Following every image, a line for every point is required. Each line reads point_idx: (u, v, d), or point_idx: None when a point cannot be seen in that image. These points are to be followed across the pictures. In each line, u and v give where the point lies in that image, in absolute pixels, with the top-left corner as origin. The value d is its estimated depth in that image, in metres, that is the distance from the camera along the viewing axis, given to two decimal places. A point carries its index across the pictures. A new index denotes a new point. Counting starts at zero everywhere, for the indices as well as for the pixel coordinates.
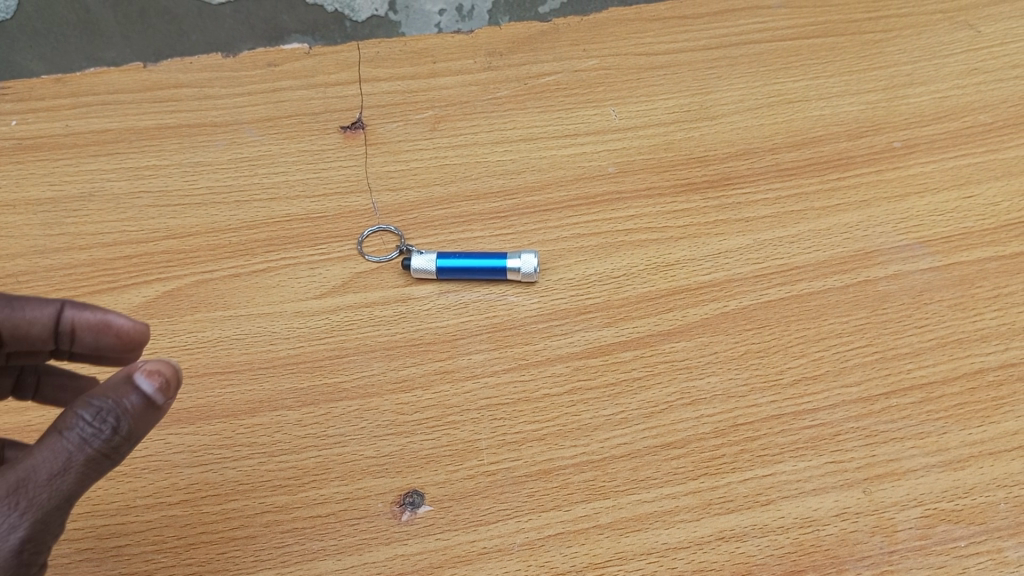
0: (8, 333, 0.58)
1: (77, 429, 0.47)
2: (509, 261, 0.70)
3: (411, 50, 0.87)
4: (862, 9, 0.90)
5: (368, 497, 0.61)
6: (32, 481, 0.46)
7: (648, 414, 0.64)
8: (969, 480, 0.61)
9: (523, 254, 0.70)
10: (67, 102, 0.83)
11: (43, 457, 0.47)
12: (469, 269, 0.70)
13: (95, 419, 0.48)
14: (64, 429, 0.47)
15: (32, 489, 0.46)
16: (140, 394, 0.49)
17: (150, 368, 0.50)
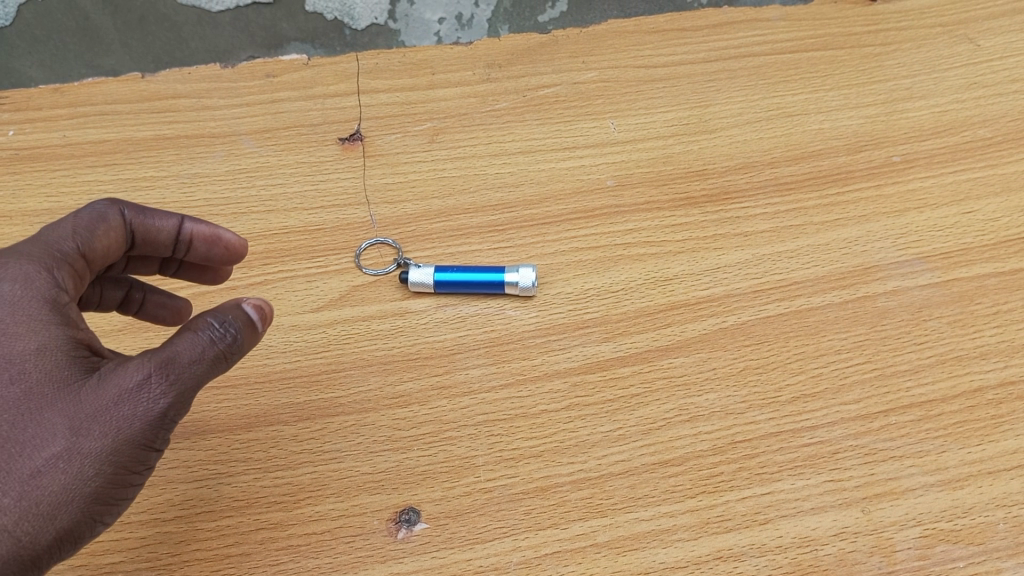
0: (138, 238, 0.61)
1: (211, 329, 0.51)
2: (507, 275, 0.70)
3: (410, 61, 0.87)
4: (861, 22, 0.90)
5: (364, 515, 0.60)
6: (178, 361, 0.49)
7: (645, 431, 0.64)
8: (968, 499, 0.61)
9: (521, 267, 0.70)
10: (65, 112, 0.83)
11: (182, 345, 0.50)
12: (467, 282, 0.70)
13: (220, 326, 0.52)
14: (197, 328, 0.51)
15: (177, 370, 0.49)
16: (250, 314, 0.54)
17: (253, 304, 0.55)
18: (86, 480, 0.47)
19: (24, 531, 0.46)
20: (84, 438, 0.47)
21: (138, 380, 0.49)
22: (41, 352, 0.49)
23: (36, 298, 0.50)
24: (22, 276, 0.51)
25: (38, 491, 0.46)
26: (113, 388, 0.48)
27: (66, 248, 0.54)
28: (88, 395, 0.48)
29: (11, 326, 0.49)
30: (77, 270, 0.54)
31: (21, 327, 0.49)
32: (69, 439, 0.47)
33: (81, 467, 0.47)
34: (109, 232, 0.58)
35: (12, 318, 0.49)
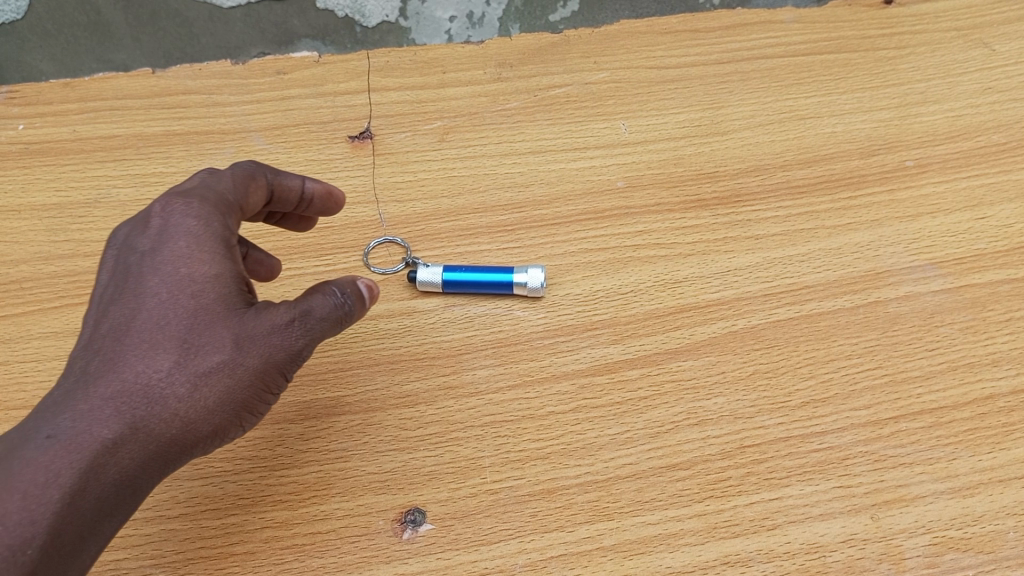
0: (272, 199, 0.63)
1: (339, 290, 0.56)
2: (516, 275, 0.69)
3: (421, 60, 0.87)
4: (875, 26, 0.89)
5: (369, 514, 0.60)
6: (321, 312, 0.55)
7: (653, 434, 0.63)
8: (979, 508, 0.60)
9: (530, 268, 0.70)
10: (76, 107, 0.83)
11: (315, 300, 0.55)
12: (473, 282, 0.70)
13: (343, 291, 0.56)
14: (329, 288, 0.56)
15: (314, 319, 0.54)
16: (361, 289, 0.58)
17: (366, 280, 0.59)
18: (238, 392, 0.52)
19: (187, 421, 0.50)
20: (244, 356, 0.52)
21: (286, 320, 0.53)
22: (218, 277, 0.53)
23: (213, 231, 0.54)
24: (204, 209, 0.55)
25: (202, 393, 0.50)
26: (267, 322, 0.53)
27: (229, 198, 0.58)
28: (248, 321, 0.53)
29: (193, 250, 0.53)
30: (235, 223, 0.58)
31: (204, 251, 0.54)
32: (232, 353, 0.51)
33: (238, 379, 0.52)
34: (249, 192, 0.60)
35: (197, 242, 0.54)
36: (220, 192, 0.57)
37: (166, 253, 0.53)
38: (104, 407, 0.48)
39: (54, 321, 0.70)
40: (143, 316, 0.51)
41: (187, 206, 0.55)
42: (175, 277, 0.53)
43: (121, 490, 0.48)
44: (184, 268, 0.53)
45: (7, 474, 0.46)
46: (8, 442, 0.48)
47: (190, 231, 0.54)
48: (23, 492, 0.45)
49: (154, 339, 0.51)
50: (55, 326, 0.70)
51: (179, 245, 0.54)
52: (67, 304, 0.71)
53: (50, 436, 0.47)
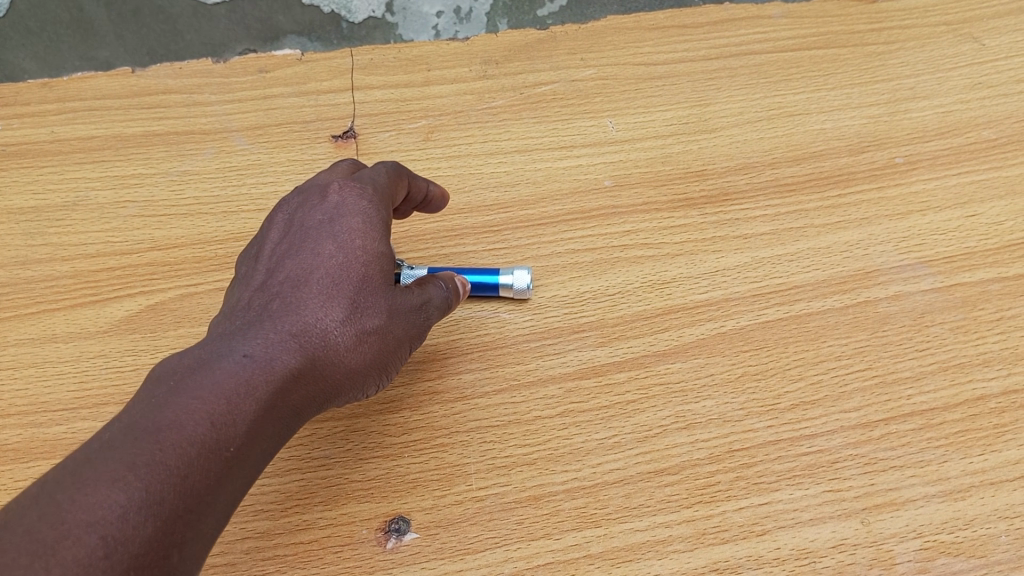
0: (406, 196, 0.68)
1: (450, 284, 0.63)
2: (502, 277, 0.68)
3: (406, 57, 0.84)
4: (864, 20, 0.88)
5: (353, 524, 0.59)
6: (445, 301, 0.62)
7: (641, 438, 0.62)
8: (970, 511, 0.60)
9: (516, 269, 0.69)
10: (53, 108, 0.81)
11: (435, 289, 0.62)
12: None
13: (449, 285, 0.63)
14: (445, 283, 0.63)
15: (436, 305, 0.62)
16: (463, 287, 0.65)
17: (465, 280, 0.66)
18: (382, 354, 0.58)
19: (344, 370, 0.56)
20: (391, 323, 0.59)
21: (419, 302, 0.61)
22: (381, 255, 0.60)
23: (381, 214, 0.61)
24: (376, 196, 0.62)
25: (359, 347, 0.57)
26: (408, 300, 0.60)
27: (387, 183, 0.63)
28: (395, 295, 0.60)
29: (365, 227, 0.60)
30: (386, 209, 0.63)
31: (373, 229, 0.60)
32: (383, 320, 0.58)
33: (384, 343, 0.58)
34: (395, 189, 0.65)
35: (369, 221, 0.60)
36: (386, 180, 0.64)
37: (343, 224, 0.60)
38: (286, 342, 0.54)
39: (31, 328, 0.69)
40: (321, 274, 0.58)
41: (360, 190, 0.62)
42: (348, 245, 0.59)
43: (292, 417, 0.54)
44: (356, 238, 0.59)
45: (211, 380, 0.50)
46: (195, 357, 0.52)
47: (364, 210, 0.61)
48: (227, 398, 0.49)
49: (329, 295, 0.57)
50: (33, 332, 0.69)
51: (355, 220, 0.60)
52: (44, 309, 0.70)
53: (245, 357, 0.52)
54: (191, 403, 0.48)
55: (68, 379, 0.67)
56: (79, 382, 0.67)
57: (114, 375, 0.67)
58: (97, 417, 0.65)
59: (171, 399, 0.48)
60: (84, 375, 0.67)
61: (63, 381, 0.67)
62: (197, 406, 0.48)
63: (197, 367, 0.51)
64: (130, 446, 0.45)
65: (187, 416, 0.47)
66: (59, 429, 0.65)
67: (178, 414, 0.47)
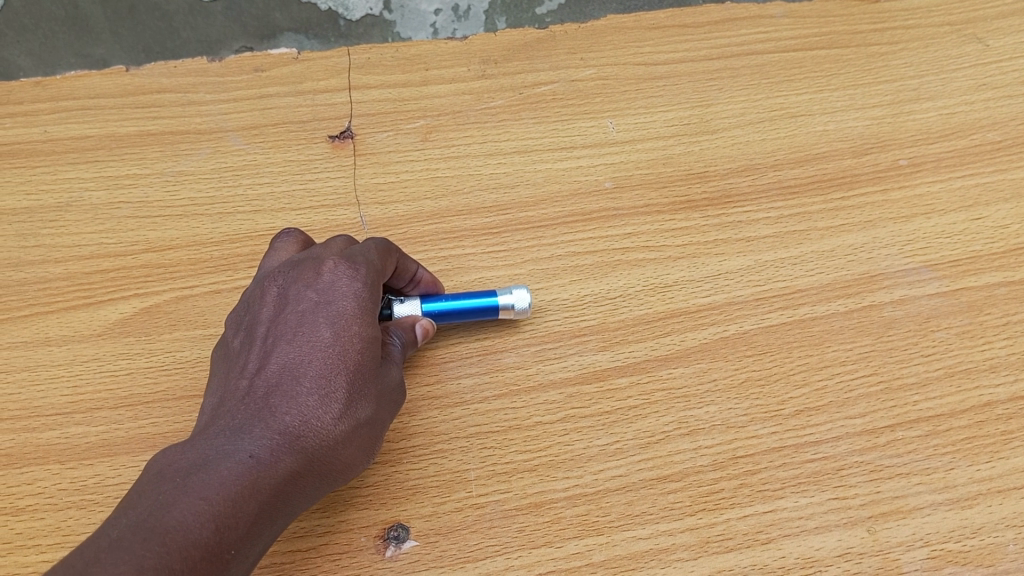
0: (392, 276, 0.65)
1: (409, 339, 0.62)
2: (501, 298, 0.65)
3: (403, 57, 0.83)
4: (868, 19, 0.87)
5: (351, 531, 0.58)
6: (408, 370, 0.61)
7: (644, 445, 0.61)
8: (977, 519, 0.59)
9: (514, 289, 0.65)
10: (46, 106, 0.80)
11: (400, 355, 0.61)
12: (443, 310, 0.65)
13: (403, 342, 0.61)
14: (405, 341, 0.61)
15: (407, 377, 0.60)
16: (417, 337, 0.63)
17: (427, 322, 0.63)
18: (375, 441, 0.57)
19: (341, 463, 0.55)
20: (382, 410, 0.57)
21: (398, 378, 0.59)
22: (375, 338, 0.58)
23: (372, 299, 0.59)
24: (367, 277, 0.60)
25: (357, 440, 0.55)
26: (393, 379, 0.58)
27: (374, 256, 0.61)
28: (386, 377, 0.58)
29: (360, 310, 0.58)
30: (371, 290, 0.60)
31: (365, 313, 0.58)
32: (377, 410, 0.57)
33: (376, 431, 0.57)
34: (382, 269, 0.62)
35: (363, 305, 0.58)
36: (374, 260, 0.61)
37: (339, 309, 0.57)
38: (288, 438, 0.52)
39: (24, 331, 0.68)
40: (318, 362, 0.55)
41: (353, 270, 0.59)
42: (346, 332, 0.56)
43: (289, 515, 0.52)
44: (353, 323, 0.57)
45: (216, 482, 0.48)
46: (198, 453, 0.51)
47: (359, 294, 0.58)
48: (231, 500, 0.48)
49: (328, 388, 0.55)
50: (26, 335, 0.68)
51: (351, 306, 0.57)
52: (36, 312, 0.69)
53: (249, 456, 0.50)
54: (195, 506, 0.47)
55: (61, 384, 0.66)
56: (73, 386, 0.66)
57: (109, 379, 0.66)
58: (91, 421, 0.64)
59: (178, 498, 0.48)
60: (78, 380, 0.66)
61: (55, 386, 0.66)
62: (204, 508, 0.47)
63: (200, 466, 0.50)
64: (138, 549, 0.44)
65: (193, 519, 0.47)
66: (52, 434, 0.64)
67: (184, 517, 0.47)
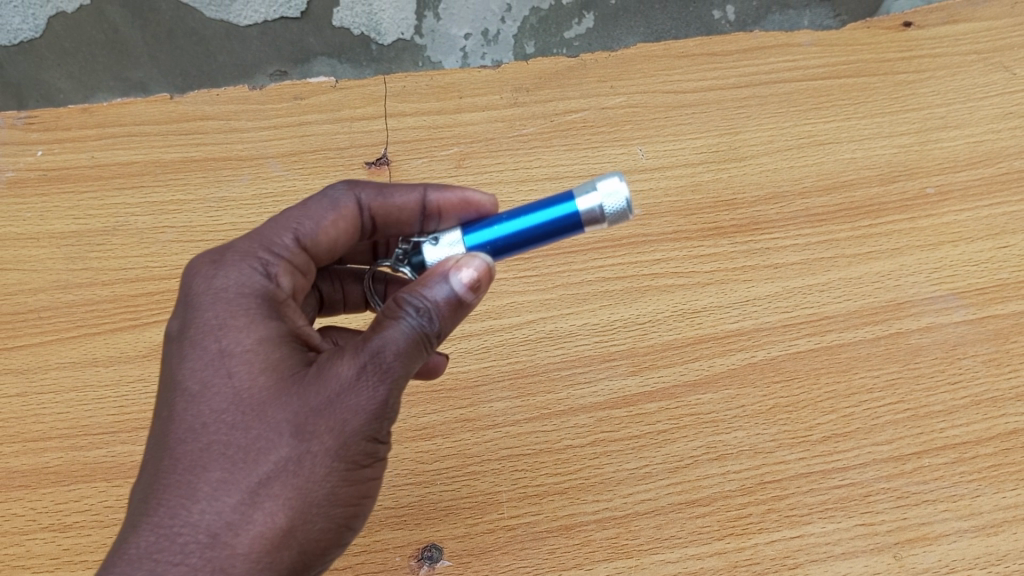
0: (377, 220, 0.62)
1: (432, 303, 0.48)
2: (580, 204, 0.53)
3: (437, 84, 0.86)
4: (895, 48, 0.89)
5: (386, 550, 0.60)
6: (385, 354, 0.46)
7: (672, 469, 0.63)
8: (1002, 546, 0.60)
9: (598, 185, 0.53)
10: (93, 133, 0.83)
11: (395, 332, 0.47)
12: (504, 240, 0.56)
13: (423, 310, 0.48)
14: (421, 308, 0.48)
15: (386, 360, 0.46)
16: (458, 292, 0.49)
17: (476, 264, 0.50)
18: (317, 483, 0.44)
19: (234, 541, 0.42)
20: (309, 438, 0.45)
21: (354, 376, 0.46)
22: (256, 346, 0.48)
23: (258, 290, 0.51)
24: (233, 273, 0.51)
25: (267, 503, 0.43)
26: (327, 385, 0.45)
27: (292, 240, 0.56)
28: (308, 391, 0.46)
29: (222, 325, 0.49)
30: (300, 269, 0.56)
31: (230, 325, 0.49)
32: (294, 444, 0.44)
33: (311, 473, 0.44)
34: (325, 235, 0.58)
35: (222, 319, 0.49)
36: (280, 234, 0.56)
37: (196, 335, 0.49)
38: (139, 555, 0.42)
39: (72, 351, 0.71)
40: (180, 428, 0.45)
41: (213, 272, 0.52)
42: (206, 369, 0.47)
43: None
44: (214, 348, 0.48)
45: None
46: None
47: (218, 302, 0.50)
48: None
49: (193, 459, 0.44)
50: (74, 355, 0.71)
51: (210, 322, 0.49)
52: (85, 333, 0.72)
53: None
54: None
55: (108, 403, 0.68)
56: (119, 406, 0.68)
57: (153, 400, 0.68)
58: (137, 440, 0.67)
59: None
60: (124, 400, 0.68)
61: (103, 405, 0.68)
62: None
63: None
64: None
65: None
66: (99, 452, 0.66)
67: None
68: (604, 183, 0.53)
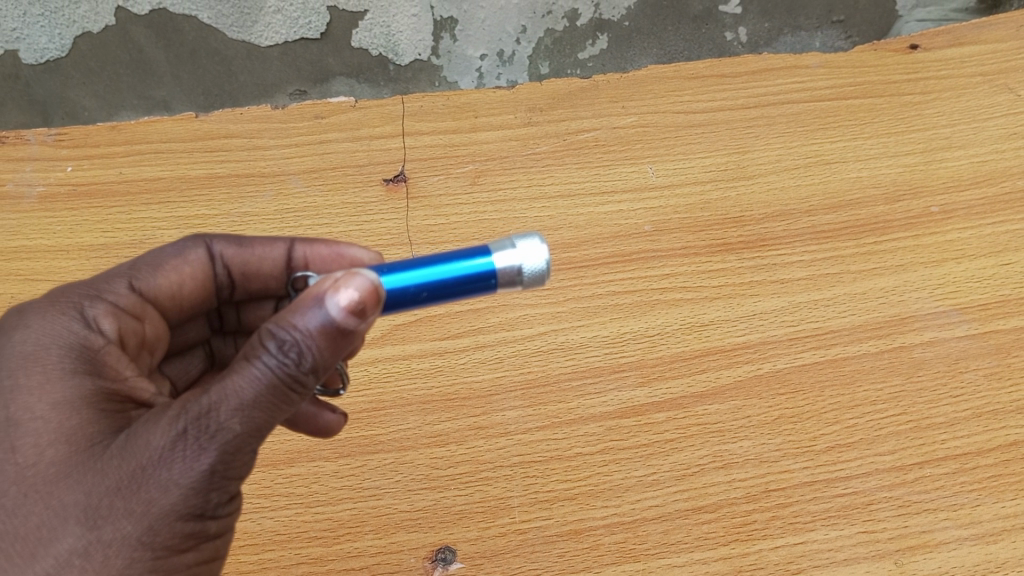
0: (238, 270, 0.63)
1: (302, 334, 0.43)
2: (499, 260, 0.53)
3: (454, 105, 0.89)
4: (901, 71, 0.91)
5: (401, 552, 0.62)
6: (217, 410, 0.41)
7: (680, 477, 0.64)
8: (1002, 554, 0.61)
9: (521, 245, 0.53)
10: (122, 150, 0.87)
11: (243, 379, 0.42)
12: (417, 287, 0.54)
13: (287, 345, 0.43)
14: (285, 344, 0.43)
15: (217, 419, 0.41)
16: (335, 316, 0.44)
17: (358, 286, 0.45)
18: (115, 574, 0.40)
19: None
20: (101, 524, 0.40)
21: (169, 442, 0.41)
22: (51, 410, 0.44)
23: (67, 337, 0.48)
24: (44, 325, 0.49)
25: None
26: (138, 455, 0.41)
27: (126, 286, 0.56)
28: (121, 463, 0.41)
29: (14, 389, 0.45)
30: (132, 311, 0.55)
31: (28, 388, 0.45)
32: (83, 533, 0.40)
33: (104, 565, 0.39)
34: (164, 281, 0.58)
35: (15, 382, 0.46)
36: (112, 279, 0.56)
37: None
38: None
39: None
40: None
41: (22, 329, 0.49)
42: None
43: None
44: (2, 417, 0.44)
45: None
46: None
47: (14, 356, 0.47)
48: None
49: None
50: None
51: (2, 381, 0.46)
52: None
53: None
54: None
55: None
56: None
57: None
58: None
59: None
60: None
61: None
62: None
63: None
64: None
65: None
66: None
67: None
68: (525, 243, 0.53)
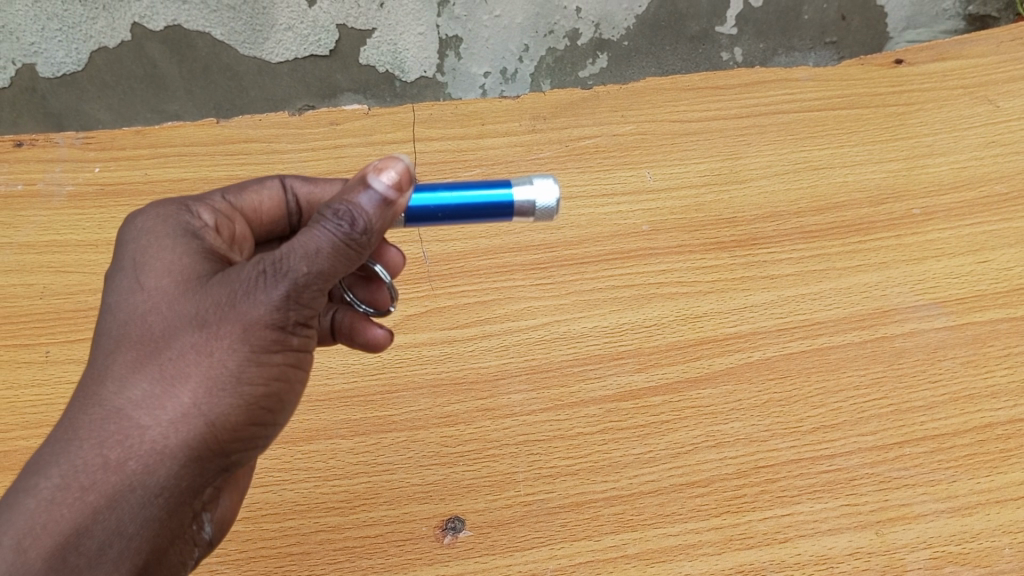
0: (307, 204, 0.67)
1: (354, 204, 0.51)
2: (518, 195, 0.60)
3: (461, 113, 0.94)
4: (886, 84, 0.96)
5: (414, 521, 0.66)
6: (292, 254, 0.49)
7: (674, 455, 0.69)
8: (975, 525, 0.65)
9: (536, 183, 0.60)
10: (147, 153, 0.91)
11: (310, 237, 0.49)
12: (455, 207, 0.61)
13: (343, 212, 0.50)
14: (341, 211, 0.50)
15: (289, 263, 0.48)
16: (381, 191, 0.51)
17: (395, 165, 0.52)
18: (224, 363, 0.47)
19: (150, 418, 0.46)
20: (211, 326, 0.48)
21: (257, 275, 0.49)
22: (169, 257, 0.52)
23: (176, 218, 0.56)
24: (161, 213, 0.56)
25: (176, 381, 0.47)
26: (234, 284, 0.49)
27: (219, 199, 0.61)
28: (221, 289, 0.49)
29: (140, 249, 0.53)
30: (226, 214, 0.61)
31: (152, 250, 0.53)
32: (197, 332, 0.48)
33: (217, 355, 0.47)
34: (247, 203, 0.63)
35: (139, 246, 0.53)
36: (207, 193, 0.62)
37: (118, 261, 0.53)
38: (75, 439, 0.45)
39: None
40: (105, 333, 0.49)
41: (142, 217, 0.56)
42: (121, 281, 0.52)
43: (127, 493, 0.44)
44: (129, 265, 0.52)
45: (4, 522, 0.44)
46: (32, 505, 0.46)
47: (137, 231, 0.54)
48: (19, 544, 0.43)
49: (111, 353, 0.48)
50: None
51: (128, 246, 0.54)
52: None
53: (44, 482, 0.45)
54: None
55: None
56: None
57: None
58: None
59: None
60: None
61: None
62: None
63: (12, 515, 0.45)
64: None
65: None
66: None
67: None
68: (540, 182, 0.60)
